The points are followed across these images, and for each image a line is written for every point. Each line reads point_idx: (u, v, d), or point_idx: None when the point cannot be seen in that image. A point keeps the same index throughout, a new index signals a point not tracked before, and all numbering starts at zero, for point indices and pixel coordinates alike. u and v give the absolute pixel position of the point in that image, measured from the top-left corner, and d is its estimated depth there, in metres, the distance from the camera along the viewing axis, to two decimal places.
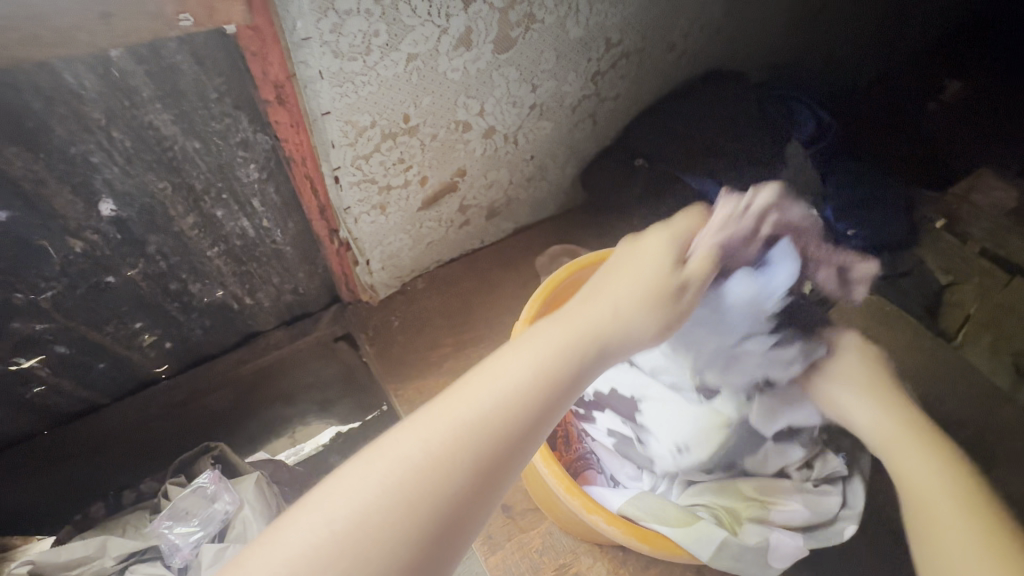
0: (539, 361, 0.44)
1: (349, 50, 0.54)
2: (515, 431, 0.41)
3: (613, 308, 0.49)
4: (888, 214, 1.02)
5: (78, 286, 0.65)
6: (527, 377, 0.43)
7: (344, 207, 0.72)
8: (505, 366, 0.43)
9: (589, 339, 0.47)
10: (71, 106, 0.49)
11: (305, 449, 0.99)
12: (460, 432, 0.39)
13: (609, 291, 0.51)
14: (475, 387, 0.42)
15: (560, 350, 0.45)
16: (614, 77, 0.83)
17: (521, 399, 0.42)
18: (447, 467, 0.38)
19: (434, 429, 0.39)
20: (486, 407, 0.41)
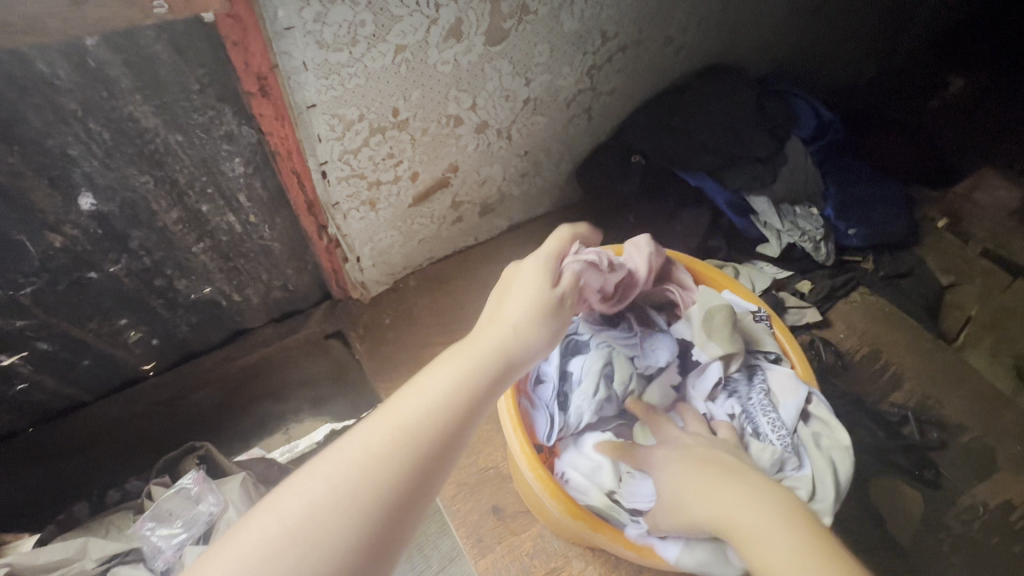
0: (455, 368, 0.44)
1: (334, 40, 0.53)
2: (448, 430, 0.40)
3: (519, 324, 0.49)
4: (888, 213, 1.01)
5: (59, 282, 0.63)
6: (447, 383, 0.43)
7: (333, 203, 0.70)
8: (429, 377, 0.43)
9: (501, 345, 0.47)
10: (46, 96, 0.47)
11: (299, 447, 0.94)
12: (390, 438, 0.39)
13: (513, 302, 0.50)
14: (403, 398, 0.41)
15: (474, 358, 0.45)
16: (611, 72, 0.82)
17: (446, 400, 0.42)
18: (382, 467, 0.37)
19: (372, 433, 0.39)
20: (415, 413, 0.40)
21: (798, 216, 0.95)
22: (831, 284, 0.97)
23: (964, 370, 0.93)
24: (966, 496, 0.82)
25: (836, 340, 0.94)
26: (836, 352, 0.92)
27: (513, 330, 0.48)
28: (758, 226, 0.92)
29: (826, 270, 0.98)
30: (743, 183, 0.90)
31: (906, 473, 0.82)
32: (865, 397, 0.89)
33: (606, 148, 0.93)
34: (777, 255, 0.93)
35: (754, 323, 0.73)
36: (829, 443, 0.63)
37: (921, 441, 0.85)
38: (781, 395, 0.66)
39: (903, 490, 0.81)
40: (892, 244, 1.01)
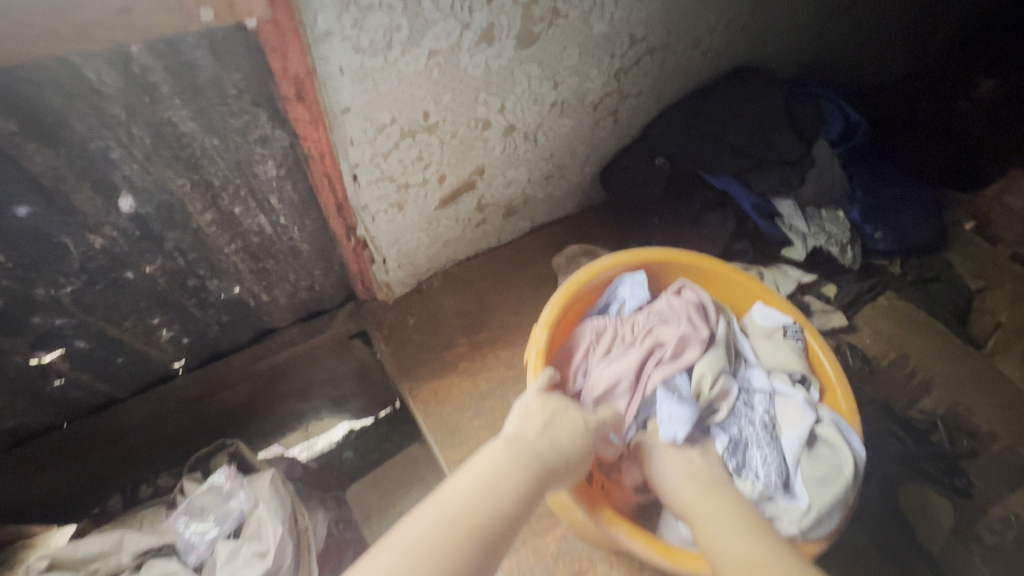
0: (513, 466, 0.48)
1: (370, 45, 0.53)
2: (507, 512, 0.44)
3: (559, 433, 0.54)
4: (918, 216, 0.99)
5: (98, 282, 0.65)
6: (510, 484, 0.46)
7: (362, 205, 0.71)
8: (485, 464, 0.47)
9: (548, 445, 0.52)
10: (90, 101, 0.48)
11: (318, 444, 1.15)
12: (460, 516, 0.42)
13: (561, 419, 0.55)
14: (465, 479, 0.45)
15: (531, 461, 0.49)
16: (637, 74, 0.81)
17: (510, 500, 0.45)
18: (457, 559, 0.39)
19: (441, 509, 0.42)
20: (477, 493, 0.44)
21: (824, 219, 0.94)
22: (858, 288, 0.96)
23: (996, 378, 0.92)
24: (996, 507, 0.80)
25: (863, 346, 0.93)
26: (862, 357, 0.91)
27: (559, 443, 0.52)
28: (783, 229, 0.91)
29: (853, 275, 0.96)
30: (770, 186, 0.88)
31: (934, 482, 0.81)
32: (893, 404, 0.88)
33: (631, 150, 0.93)
34: (802, 259, 0.92)
35: (782, 338, 0.73)
36: (829, 464, 0.62)
37: (950, 449, 0.84)
38: (785, 421, 0.67)
39: (932, 499, 0.80)
40: (920, 248, 0.99)
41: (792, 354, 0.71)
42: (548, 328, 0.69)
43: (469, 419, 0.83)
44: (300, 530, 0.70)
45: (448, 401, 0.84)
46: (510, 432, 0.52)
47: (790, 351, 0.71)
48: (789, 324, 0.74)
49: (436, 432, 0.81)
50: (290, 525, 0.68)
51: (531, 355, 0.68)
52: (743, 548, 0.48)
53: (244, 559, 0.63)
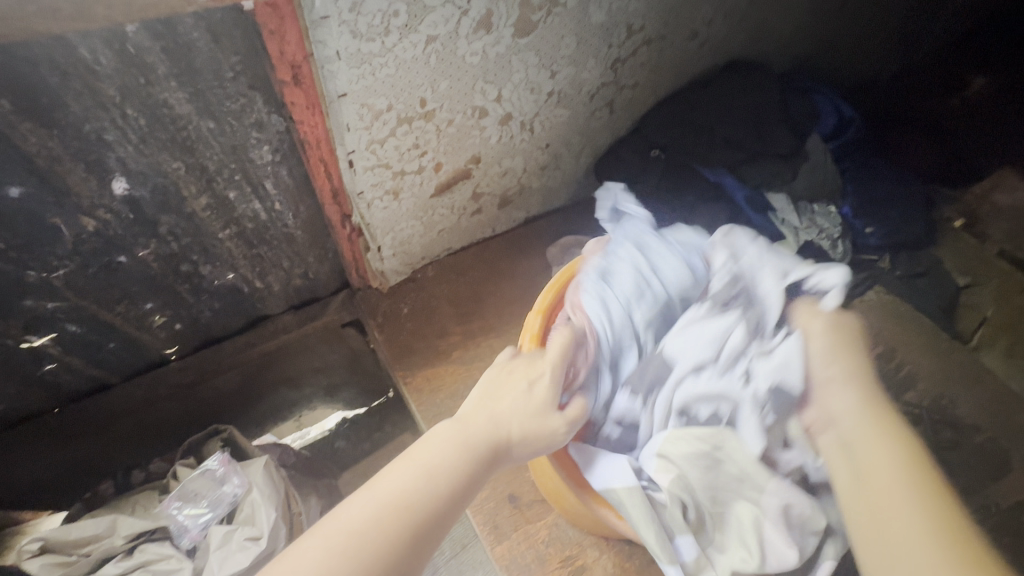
0: (453, 449, 0.47)
1: (368, 30, 0.53)
2: (442, 502, 0.43)
3: (509, 412, 0.51)
4: (907, 212, 1.01)
5: (90, 265, 0.64)
6: (450, 464, 0.46)
7: (357, 192, 0.71)
8: (424, 450, 0.46)
9: (494, 426, 0.50)
10: (86, 81, 0.48)
11: (309, 434, 1.15)
12: (393, 505, 0.41)
13: (507, 393, 0.53)
14: (401, 466, 0.44)
15: (474, 442, 0.48)
16: (634, 65, 0.82)
17: (450, 481, 0.45)
18: (386, 548, 0.39)
19: (373, 498, 0.42)
20: (411, 481, 0.43)
21: (816, 214, 0.94)
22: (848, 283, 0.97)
23: (979, 370, 0.94)
24: (978, 496, 0.82)
25: None
26: None
27: (511, 420, 0.51)
28: (775, 223, 0.91)
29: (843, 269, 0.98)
30: (763, 178, 0.90)
31: None
32: None
33: (626, 142, 0.93)
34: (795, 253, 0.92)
35: None
36: None
37: (934, 440, 0.86)
38: None
39: None
40: (908, 243, 1.01)
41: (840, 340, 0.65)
42: (543, 313, 0.69)
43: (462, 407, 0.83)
44: (293, 515, 0.71)
45: (441, 389, 0.85)
46: (458, 412, 0.51)
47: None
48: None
49: (429, 420, 0.82)
50: (283, 510, 0.68)
51: (525, 341, 0.67)
52: (881, 451, 0.47)
53: (237, 543, 0.63)
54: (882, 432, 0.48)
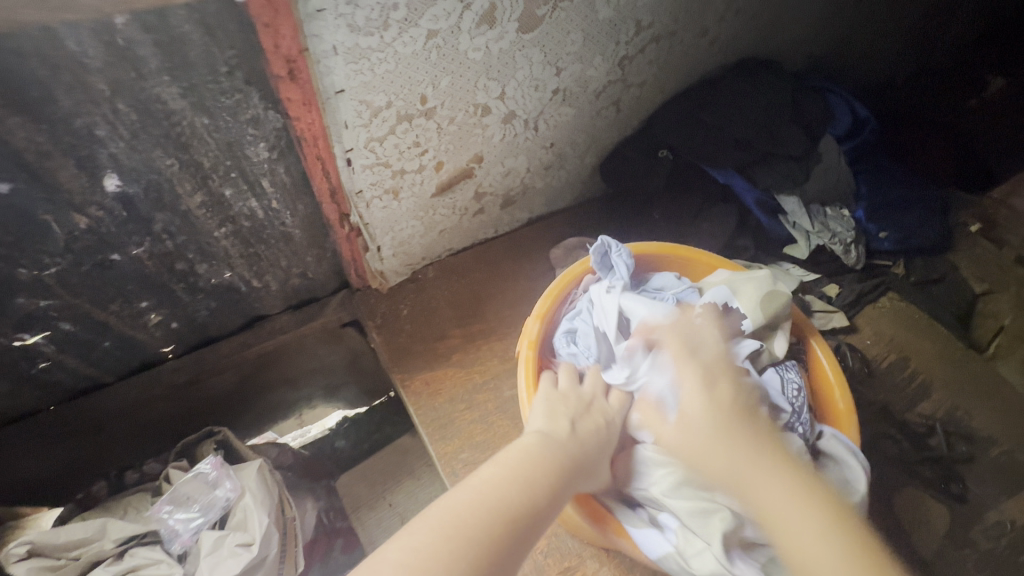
0: (544, 458, 0.50)
1: (365, 23, 0.51)
2: (537, 509, 0.46)
3: (588, 436, 0.55)
4: (922, 216, 0.98)
5: (83, 263, 0.63)
6: (545, 475, 0.48)
7: (356, 191, 0.69)
8: (515, 454, 0.49)
9: (577, 447, 0.53)
10: (75, 75, 0.46)
11: (310, 432, 1.16)
12: (498, 505, 0.44)
13: (585, 420, 0.56)
14: (496, 467, 0.48)
15: (561, 461, 0.50)
16: (642, 63, 0.79)
17: (543, 492, 0.47)
18: (491, 544, 0.41)
19: (478, 492, 0.45)
20: (508, 483, 0.46)
21: (828, 217, 0.92)
22: (860, 288, 0.94)
23: (995, 381, 0.91)
24: (994, 512, 0.80)
25: (863, 346, 0.92)
26: (862, 358, 0.90)
27: (587, 442, 0.54)
28: (785, 226, 0.90)
29: (855, 275, 0.95)
30: (774, 181, 0.88)
31: (931, 484, 0.80)
32: (891, 406, 0.87)
33: (632, 142, 0.91)
34: (806, 257, 0.90)
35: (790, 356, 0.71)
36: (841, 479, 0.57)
37: (948, 453, 0.83)
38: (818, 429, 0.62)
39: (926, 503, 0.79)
40: (921, 248, 0.98)
41: (784, 342, 0.66)
42: (541, 319, 0.69)
43: (461, 411, 0.81)
44: (287, 520, 0.70)
45: (441, 393, 0.83)
46: (541, 427, 0.54)
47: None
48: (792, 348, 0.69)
49: (427, 424, 0.80)
50: (276, 515, 0.67)
51: (523, 347, 0.68)
52: (798, 524, 0.45)
53: (228, 548, 0.62)
54: (777, 502, 0.47)
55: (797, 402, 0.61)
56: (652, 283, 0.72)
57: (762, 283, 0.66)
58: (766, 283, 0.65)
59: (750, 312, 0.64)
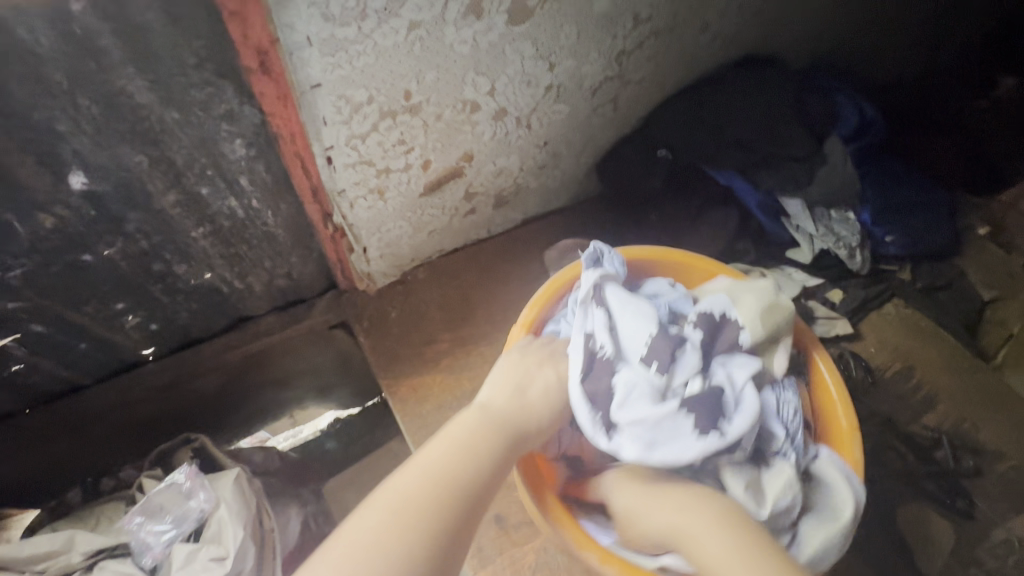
0: (484, 428, 0.52)
1: (341, 13, 0.48)
2: (483, 478, 0.48)
3: (534, 401, 0.56)
4: (930, 219, 0.94)
5: (52, 264, 0.60)
6: (485, 444, 0.51)
7: (338, 190, 0.66)
8: (456, 429, 0.51)
9: (520, 413, 0.55)
10: (29, 65, 0.43)
11: (303, 432, 1.13)
12: (441, 480, 0.46)
13: (536, 381, 0.58)
14: (438, 444, 0.49)
15: (501, 425, 0.53)
16: (640, 59, 0.76)
17: (485, 459, 0.50)
18: (439, 514, 0.44)
19: (421, 469, 0.47)
20: (449, 458, 0.48)
21: (833, 221, 0.88)
22: (864, 294, 0.91)
23: (1004, 392, 0.87)
24: (1001, 529, 0.77)
25: (867, 355, 0.89)
26: (866, 367, 0.87)
27: (535, 407, 0.56)
28: (789, 230, 0.88)
29: (860, 280, 0.92)
30: (777, 183, 0.84)
31: (933, 498, 0.78)
32: (895, 418, 0.84)
33: (630, 142, 0.88)
34: (809, 262, 0.88)
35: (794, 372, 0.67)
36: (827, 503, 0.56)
37: (954, 468, 0.80)
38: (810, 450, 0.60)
39: (929, 519, 0.76)
40: (931, 255, 0.94)
41: (784, 357, 0.60)
42: (525, 328, 0.65)
43: (449, 420, 0.79)
44: (266, 532, 0.67)
45: (428, 400, 0.80)
46: (484, 399, 0.56)
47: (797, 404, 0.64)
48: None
49: (413, 433, 0.78)
50: (253, 527, 0.64)
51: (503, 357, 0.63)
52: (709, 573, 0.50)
53: (200, 563, 0.59)
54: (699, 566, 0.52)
55: (791, 425, 0.59)
56: (643, 289, 0.68)
57: (762, 294, 0.61)
58: (766, 294, 0.60)
59: (748, 323, 0.59)
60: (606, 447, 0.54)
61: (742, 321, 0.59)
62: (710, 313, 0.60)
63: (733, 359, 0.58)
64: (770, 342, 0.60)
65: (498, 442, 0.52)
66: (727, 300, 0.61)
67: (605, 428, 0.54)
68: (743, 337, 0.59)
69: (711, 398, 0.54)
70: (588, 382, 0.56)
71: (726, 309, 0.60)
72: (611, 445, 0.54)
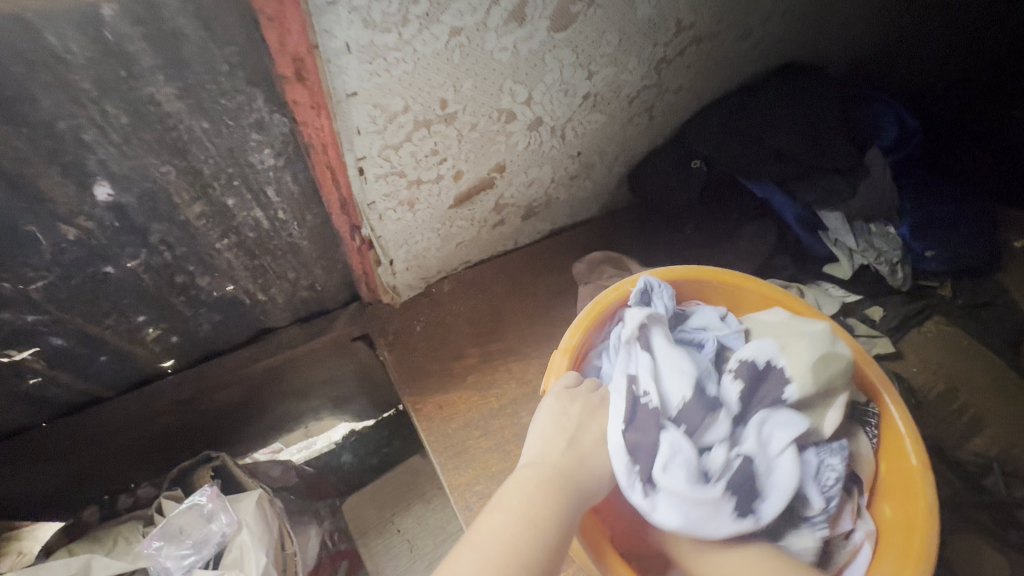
0: (545, 488, 0.47)
1: (382, 19, 0.46)
2: (550, 547, 0.43)
3: (592, 455, 0.52)
4: (971, 231, 0.88)
5: (73, 276, 0.58)
6: (549, 508, 0.45)
7: (368, 202, 0.64)
8: (515, 491, 0.46)
9: (579, 468, 0.50)
10: (56, 73, 0.41)
11: (317, 444, 1.12)
12: (508, 555, 0.41)
13: (588, 432, 0.54)
14: (498, 511, 0.44)
15: (563, 485, 0.48)
16: (680, 66, 0.73)
17: (552, 525, 0.44)
18: None
19: (485, 543, 0.41)
20: (513, 527, 0.43)
21: (873, 235, 0.84)
22: (905, 311, 0.87)
23: None
24: None
25: (909, 375, 0.85)
26: (909, 388, 0.83)
27: (592, 460, 0.52)
28: (827, 244, 0.84)
29: (901, 296, 0.88)
30: (817, 198, 0.81)
31: (988, 531, 0.73)
32: (942, 444, 0.80)
33: (663, 151, 0.84)
34: (849, 278, 0.84)
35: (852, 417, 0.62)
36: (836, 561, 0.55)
37: (1009, 497, 0.75)
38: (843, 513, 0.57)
39: (986, 555, 0.72)
40: (974, 270, 0.89)
41: (837, 417, 0.57)
42: (569, 353, 0.61)
43: (475, 439, 0.76)
44: (287, 556, 0.64)
45: (455, 417, 0.77)
46: (536, 453, 0.52)
47: (866, 446, 0.60)
48: (862, 401, 0.61)
49: (440, 452, 0.74)
50: (274, 552, 0.62)
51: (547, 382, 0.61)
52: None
53: None
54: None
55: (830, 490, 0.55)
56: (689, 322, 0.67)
57: (817, 344, 0.57)
58: (822, 345, 0.57)
59: (796, 376, 0.56)
60: (642, 504, 0.51)
61: (791, 373, 0.56)
62: (752, 362, 0.58)
63: (774, 416, 0.56)
64: (819, 398, 0.57)
65: (562, 503, 0.47)
66: (774, 347, 0.58)
67: (643, 483, 0.52)
68: (788, 390, 0.56)
69: (745, 475, 0.53)
70: (633, 432, 0.53)
71: (773, 358, 0.58)
72: (644, 501, 0.51)
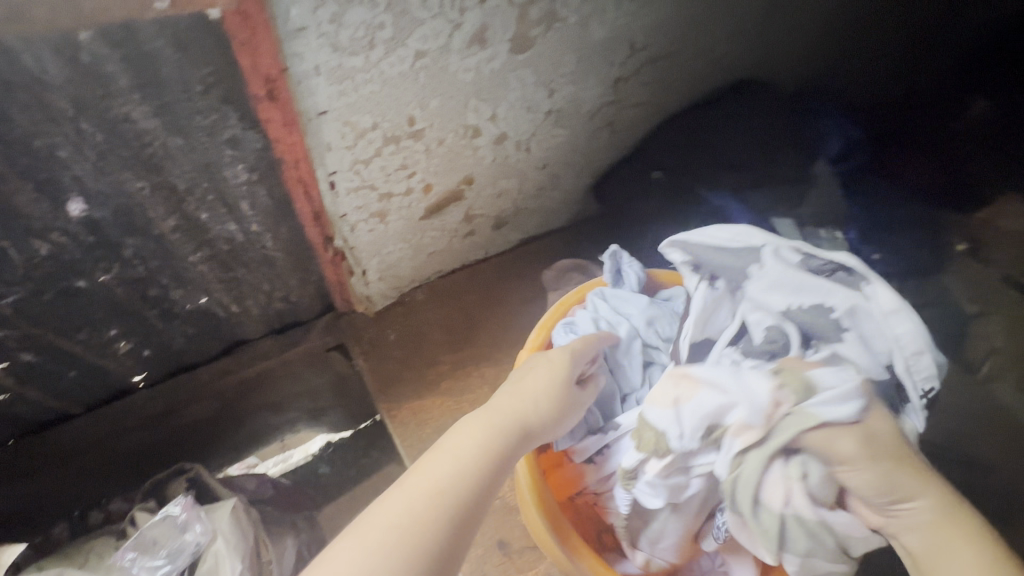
0: (482, 429, 0.46)
1: (350, 43, 0.49)
2: (479, 483, 0.42)
3: (537, 393, 0.51)
4: (917, 236, 0.86)
5: (45, 291, 0.59)
6: (481, 446, 0.45)
7: (340, 214, 0.67)
8: (453, 436, 0.45)
9: (521, 409, 0.49)
10: (33, 93, 0.43)
11: (293, 457, 1.10)
12: (429, 494, 0.40)
13: (532, 372, 0.53)
14: (432, 455, 0.43)
15: (502, 425, 0.47)
16: (637, 84, 0.78)
17: (481, 463, 0.44)
18: (427, 534, 0.38)
19: (410, 487, 0.41)
20: (442, 469, 0.42)
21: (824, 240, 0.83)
22: None
23: None
24: None
25: None
26: None
27: (537, 399, 0.51)
28: None
29: None
30: (768, 204, 0.82)
31: None
32: None
33: (628, 161, 0.90)
34: None
35: None
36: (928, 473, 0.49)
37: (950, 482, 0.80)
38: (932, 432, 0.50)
39: None
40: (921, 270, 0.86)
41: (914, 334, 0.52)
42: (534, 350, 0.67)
43: None
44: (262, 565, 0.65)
45: (429, 422, 0.80)
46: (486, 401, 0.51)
47: None
48: None
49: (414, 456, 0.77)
50: (250, 560, 0.63)
51: None
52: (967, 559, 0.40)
53: None
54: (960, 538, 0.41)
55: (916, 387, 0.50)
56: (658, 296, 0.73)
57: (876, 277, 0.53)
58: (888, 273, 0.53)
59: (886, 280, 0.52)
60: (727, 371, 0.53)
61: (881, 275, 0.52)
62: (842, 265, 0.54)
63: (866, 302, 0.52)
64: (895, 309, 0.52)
65: (499, 441, 0.46)
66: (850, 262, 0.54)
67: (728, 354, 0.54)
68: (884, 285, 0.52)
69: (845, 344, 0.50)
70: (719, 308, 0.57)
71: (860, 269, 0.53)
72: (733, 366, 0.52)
